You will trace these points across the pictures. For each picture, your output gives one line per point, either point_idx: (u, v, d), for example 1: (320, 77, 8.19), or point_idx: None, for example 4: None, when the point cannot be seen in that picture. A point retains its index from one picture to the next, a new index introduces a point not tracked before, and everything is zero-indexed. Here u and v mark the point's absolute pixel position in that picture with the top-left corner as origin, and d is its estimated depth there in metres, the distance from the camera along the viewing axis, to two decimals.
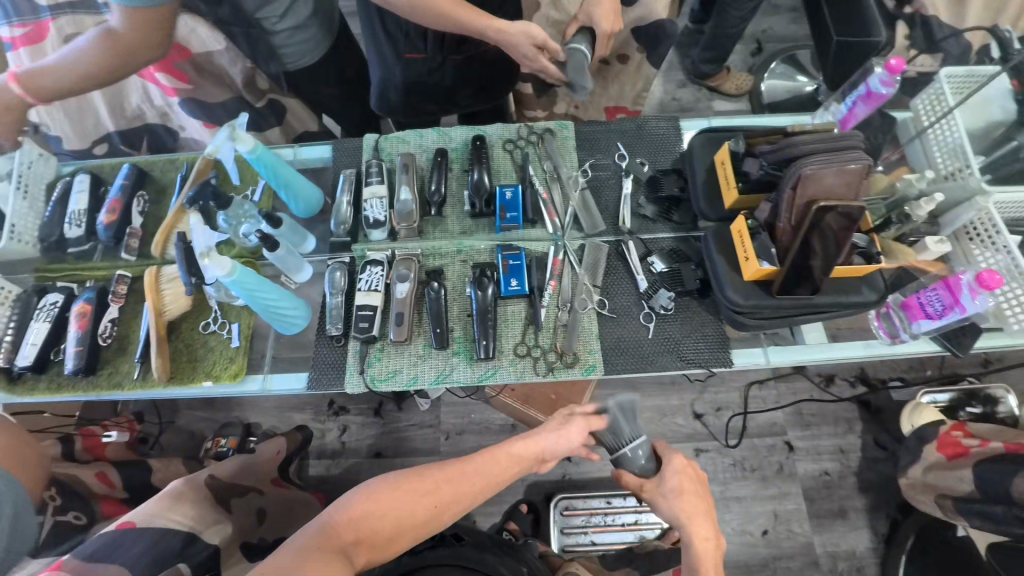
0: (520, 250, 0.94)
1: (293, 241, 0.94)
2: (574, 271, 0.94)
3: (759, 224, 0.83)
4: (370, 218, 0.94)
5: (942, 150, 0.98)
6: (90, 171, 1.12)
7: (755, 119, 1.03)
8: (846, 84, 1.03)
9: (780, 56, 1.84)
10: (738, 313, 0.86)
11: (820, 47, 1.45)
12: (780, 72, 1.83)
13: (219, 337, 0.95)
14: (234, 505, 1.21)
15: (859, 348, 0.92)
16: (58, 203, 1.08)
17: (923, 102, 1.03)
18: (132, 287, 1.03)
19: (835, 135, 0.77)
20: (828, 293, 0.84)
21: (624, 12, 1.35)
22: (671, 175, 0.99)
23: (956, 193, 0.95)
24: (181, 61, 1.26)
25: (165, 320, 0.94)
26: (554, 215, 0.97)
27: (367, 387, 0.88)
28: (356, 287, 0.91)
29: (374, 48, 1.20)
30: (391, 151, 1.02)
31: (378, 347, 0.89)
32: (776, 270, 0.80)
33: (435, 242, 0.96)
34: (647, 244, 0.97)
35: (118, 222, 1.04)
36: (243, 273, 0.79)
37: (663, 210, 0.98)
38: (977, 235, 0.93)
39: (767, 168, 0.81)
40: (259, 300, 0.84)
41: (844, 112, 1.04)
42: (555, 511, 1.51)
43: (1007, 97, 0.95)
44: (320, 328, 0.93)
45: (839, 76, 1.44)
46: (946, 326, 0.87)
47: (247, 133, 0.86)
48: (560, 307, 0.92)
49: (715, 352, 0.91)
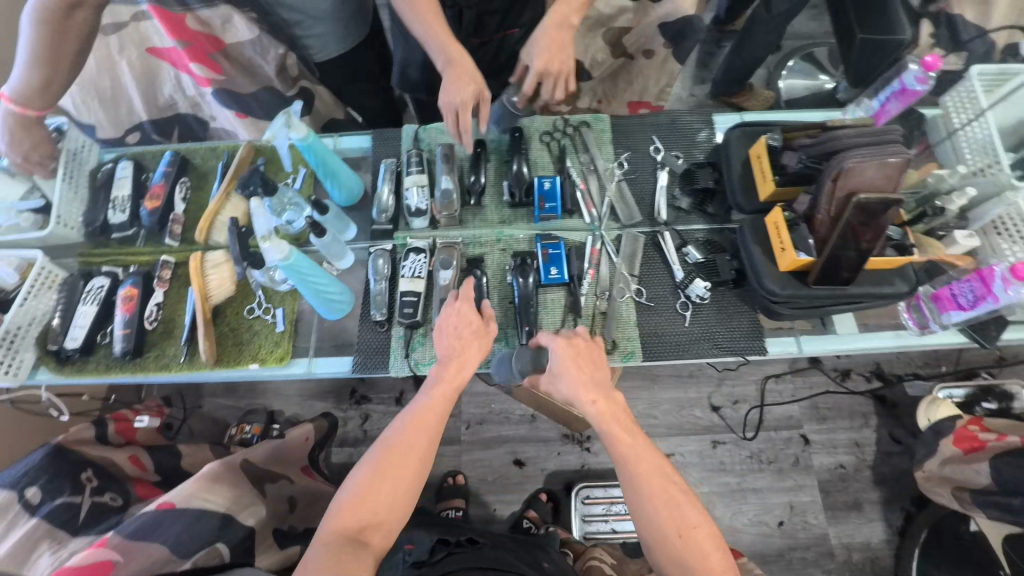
0: (559, 239, 0.96)
1: (337, 228, 0.97)
2: (611, 260, 0.96)
3: (797, 216, 0.85)
4: (412, 206, 0.96)
5: (972, 147, 1.01)
6: (132, 158, 1.14)
7: (787, 113, 1.05)
8: (877, 80, 1.04)
9: (799, 54, 1.86)
10: (774, 302, 0.88)
11: (843, 45, 1.46)
12: (800, 70, 1.84)
13: (263, 321, 0.97)
14: (267, 490, 1.23)
15: (889, 339, 0.95)
16: (102, 189, 1.10)
17: (952, 100, 1.05)
18: (175, 272, 1.05)
19: (876, 129, 0.79)
20: (862, 284, 0.86)
21: (652, 7, 1.37)
22: (705, 168, 1.01)
23: (986, 188, 0.98)
24: (214, 51, 1.28)
25: (211, 304, 0.97)
26: (591, 206, 0.99)
27: (411, 371, 0.90)
28: (399, 274, 0.94)
29: (399, 27, 1.19)
30: (430, 141, 1.05)
31: (421, 332, 0.92)
32: (813, 261, 0.82)
33: (475, 231, 0.99)
34: (682, 235, 0.99)
35: (161, 209, 1.07)
36: (297, 258, 0.81)
37: (698, 202, 1.00)
38: (1007, 231, 0.94)
39: (806, 161, 0.83)
40: (309, 285, 0.87)
41: (875, 108, 1.06)
42: (575, 499, 1.54)
43: None
44: (363, 313, 0.95)
45: (862, 74, 1.46)
46: (977, 318, 0.89)
47: (300, 121, 0.88)
48: (599, 295, 0.94)
49: (749, 340, 0.93)
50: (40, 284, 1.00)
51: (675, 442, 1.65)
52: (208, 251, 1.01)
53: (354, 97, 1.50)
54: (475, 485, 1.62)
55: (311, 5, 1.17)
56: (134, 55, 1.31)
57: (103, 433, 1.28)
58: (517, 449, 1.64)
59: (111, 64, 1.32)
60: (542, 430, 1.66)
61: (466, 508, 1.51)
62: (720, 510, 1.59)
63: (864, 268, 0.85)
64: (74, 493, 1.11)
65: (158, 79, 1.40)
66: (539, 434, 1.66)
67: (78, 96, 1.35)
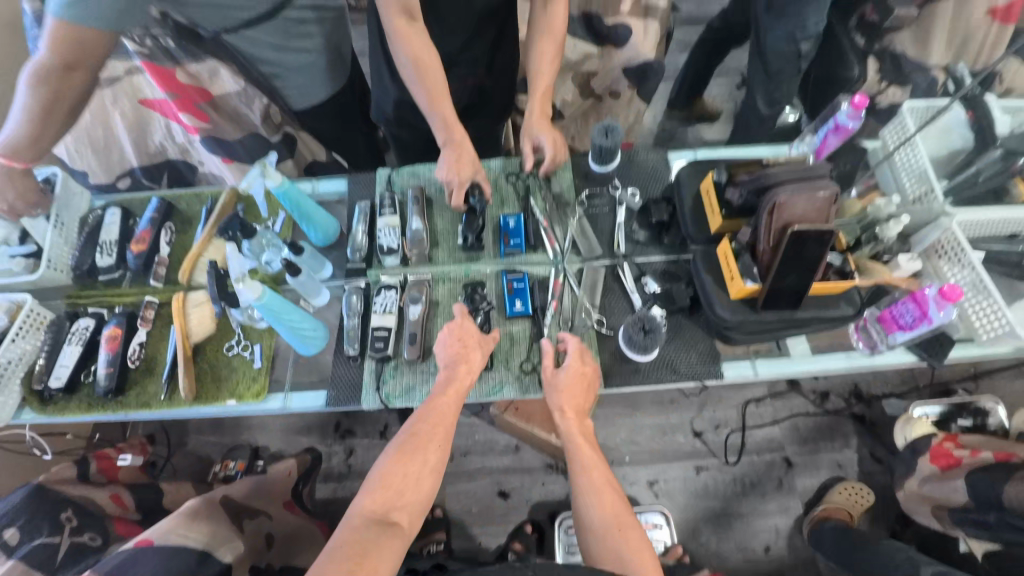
0: (524, 273, 1.02)
1: (314, 271, 1.02)
2: (574, 292, 1.01)
3: (742, 246, 0.90)
4: (384, 245, 1.02)
5: (910, 174, 1.07)
6: (121, 204, 1.20)
7: (737, 150, 1.12)
8: (818, 118, 1.12)
9: None
10: (727, 329, 0.93)
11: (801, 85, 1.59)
12: None
13: (242, 357, 1.01)
14: (246, 526, 1.23)
15: (841, 360, 0.99)
16: (91, 234, 1.15)
17: (888, 131, 1.13)
18: (159, 312, 1.09)
19: (806, 166, 0.85)
20: (809, 309, 0.91)
21: (616, 51, 1.46)
22: (661, 203, 1.07)
23: (923, 215, 1.04)
24: (202, 101, 1.36)
25: (191, 342, 1.01)
26: (554, 241, 1.05)
27: (382, 403, 0.93)
28: (371, 309, 0.98)
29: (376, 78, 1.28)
30: (402, 184, 1.11)
31: (393, 365, 0.96)
32: (759, 288, 0.87)
33: (444, 267, 1.04)
34: (640, 266, 1.05)
35: (147, 252, 1.12)
36: (270, 297, 0.86)
37: (655, 235, 1.06)
38: (946, 253, 1.00)
39: (747, 196, 0.89)
40: (284, 322, 0.91)
41: (817, 144, 1.12)
42: (558, 530, 1.49)
43: (964, 127, 1.05)
44: (338, 348, 0.99)
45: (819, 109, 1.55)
46: (920, 337, 0.94)
47: (276, 170, 0.95)
48: (562, 326, 0.99)
49: (706, 365, 0.97)
50: (28, 326, 1.04)
51: (659, 468, 1.67)
52: (190, 291, 1.06)
53: (338, 140, 1.57)
54: (461, 517, 1.62)
55: (292, 59, 1.25)
56: (127, 106, 1.40)
57: (84, 473, 1.29)
58: (502, 480, 1.64)
59: (105, 114, 1.40)
60: (526, 460, 1.67)
61: (451, 541, 1.51)
62: (705, 537, 1.60)
63: (810, 294, 0.90)
64: (52, 533, 1.10)
65: (149, 127, 1.48)
66: (524, 464, 1.67)
67: (74, 145, 1.43)
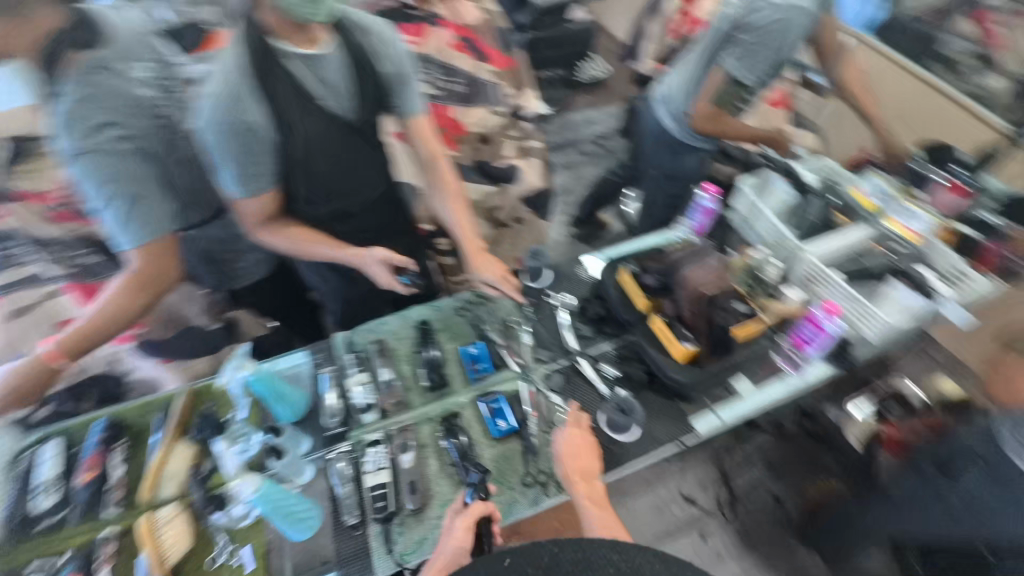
0: (498, 394, 1.09)
1: (290, 455, 1.00)
2: (546, 396, 1.10)
3: (670, 318, 1.08)
4: (360, 403, 1.06)
5: (766, 230, 1.36)
6: (57, 436, 1.11)
7: (633, 243, 1.35)
8: (685, 207, 1.42)
9: None
10: (686, 388, 1.04)
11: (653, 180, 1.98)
12: None
13: (229, 567, 0.93)
14: None
15: (781, 388, 1.15)
16: (23, 479, 1.04)
17: (739, 204, 1.43)
18: (120, 544, 0.98)
19: (694, 247, 1.08)
20: (742, 352, 1.08)
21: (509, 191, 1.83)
22: (594, 301, 1.24)
23: (787, 254, 1.31)
24: None
25: (168, 566, 0.91)
26: (514, 355, 1.15)
27: (399, 563, 0.92)
28: (363, 471, 0.98)
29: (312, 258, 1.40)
30: (362, 341, 1.18)
31: (398, 521, 0.94)
32: (696, 347, 1.04)
33: (423, 409, 1.07)
34: (595, 356, 1.18)
35: (97, 478, 1.04)
36: (267, 486, 0.88)
37: (597, 327, 1.21)
38: (815, 279, 1.25)
39: (659, 279, 1.10)
40: (280, 511, 0.90)
41: (695, 226, 1.40)
42: None
43: (786, 188, 1.39)
44: (337, 519, 0.97)
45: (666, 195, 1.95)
46: (827, 347, 1.15)
47: (248, 358, 1.02)
48: (545, 428, 1.06)
49: (679, 425, 1.08)
50: None
51: None
52: (155, 509, 0.96)
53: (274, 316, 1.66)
54: None
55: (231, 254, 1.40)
56: None
57: None
58: None
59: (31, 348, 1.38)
60: None
61: None
62: None
63: (737, 341, 1.06)
64: None
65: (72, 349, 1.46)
66: None
67: None
